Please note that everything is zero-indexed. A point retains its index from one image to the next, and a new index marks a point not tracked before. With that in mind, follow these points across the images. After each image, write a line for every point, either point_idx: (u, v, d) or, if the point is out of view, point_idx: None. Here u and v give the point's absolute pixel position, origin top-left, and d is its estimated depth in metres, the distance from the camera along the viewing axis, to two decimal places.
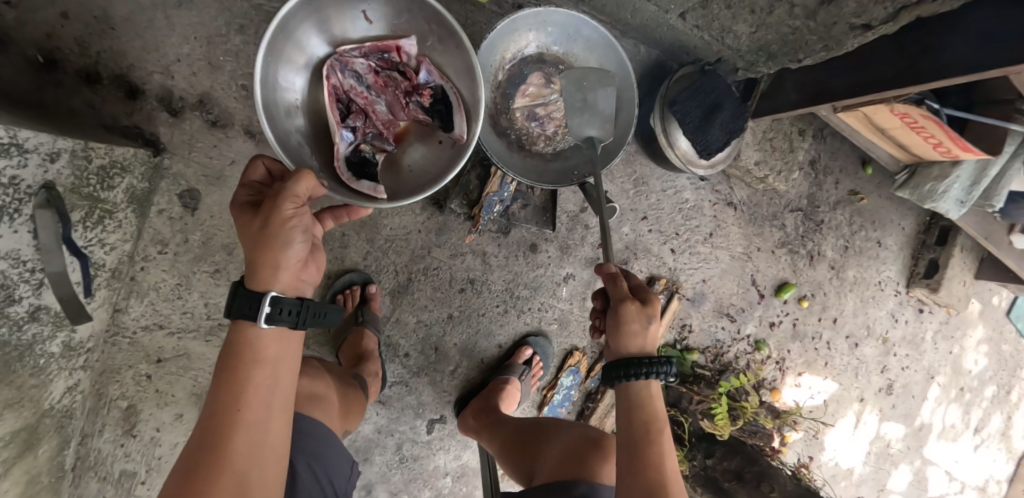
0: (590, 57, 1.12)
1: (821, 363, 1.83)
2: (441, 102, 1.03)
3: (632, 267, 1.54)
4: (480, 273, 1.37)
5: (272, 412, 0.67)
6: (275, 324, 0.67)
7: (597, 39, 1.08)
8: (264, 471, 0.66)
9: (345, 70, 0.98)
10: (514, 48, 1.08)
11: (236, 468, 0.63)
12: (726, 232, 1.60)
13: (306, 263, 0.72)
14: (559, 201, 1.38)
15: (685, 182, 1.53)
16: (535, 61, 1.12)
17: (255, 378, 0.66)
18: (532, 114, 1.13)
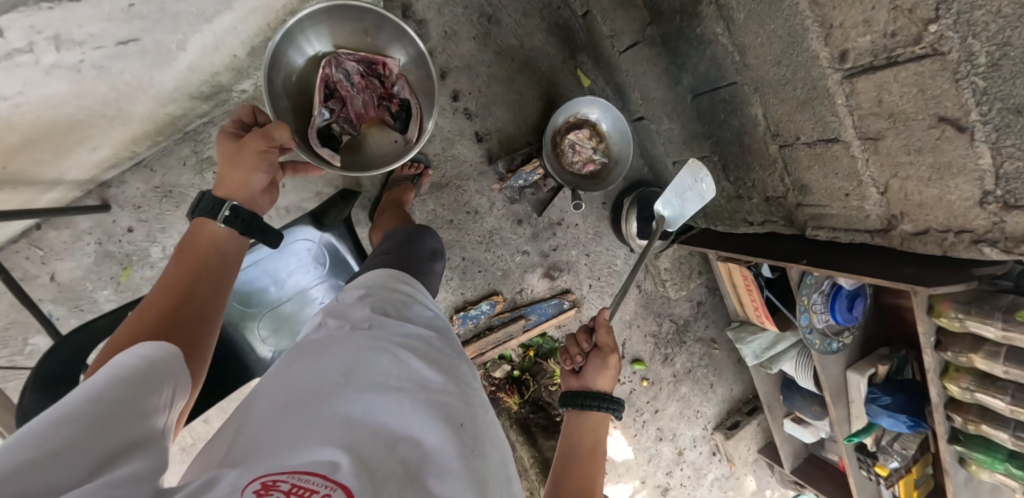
0: (616, 138, 1.94)
1: (631, 431, 2.52)
2: (402, 109, 1.80)
3: (563, 276, 2.27)
4: (484, 210, 2.11)
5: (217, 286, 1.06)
6: (227, 224, 1.10)
7: (622, 131, 1.93)
8: (210, 317, 1.02)
9: (338, 68, 1.69)
10: (582, 110, 1.92)
11: (192, 304, 1.00)
12: (627, 300, 2.38)
13: (263, 193, 1.23)
14: (551, 206, 2.18)
15: (622, 253, 2.33)
16: (590, 121, 1.94)
17: (211, 263, 1.07)
18: (571, 146, 1.93)
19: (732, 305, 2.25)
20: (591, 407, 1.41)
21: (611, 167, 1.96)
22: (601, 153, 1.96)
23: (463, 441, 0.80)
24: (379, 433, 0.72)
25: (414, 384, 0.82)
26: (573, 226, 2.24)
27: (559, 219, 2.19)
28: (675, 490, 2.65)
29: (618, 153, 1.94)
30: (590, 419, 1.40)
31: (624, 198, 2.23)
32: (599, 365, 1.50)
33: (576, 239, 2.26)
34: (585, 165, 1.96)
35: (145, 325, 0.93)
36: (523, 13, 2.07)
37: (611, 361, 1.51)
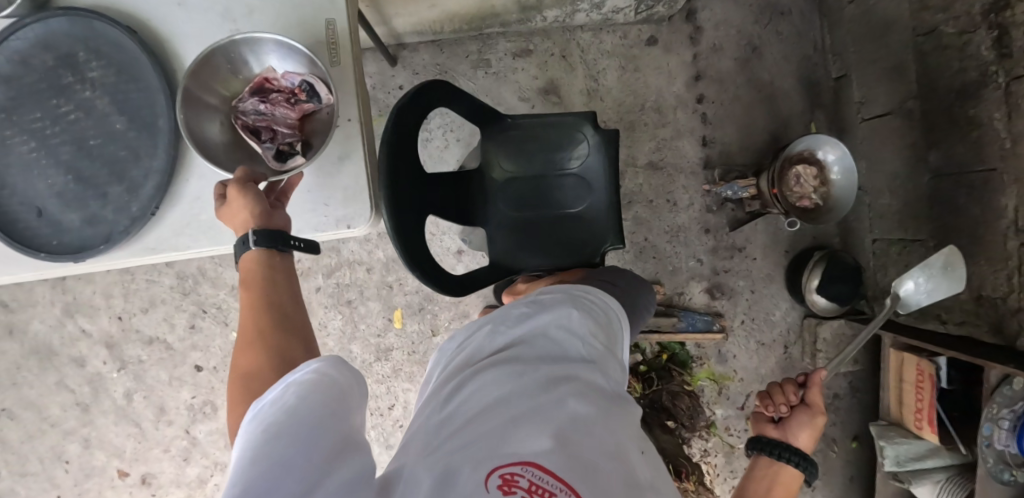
0: (840, 182, 1.98)
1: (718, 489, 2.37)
2: (310, 96, 1.13)
3: (721, 300, 2.28)
4: (680, 205, 2.22)
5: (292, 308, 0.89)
6: (261, 245, 0.91)
7: (850, 180, 1.96)
8: (304, 333, 0.87)
9: (247, 107, 1.13)
10: (820, 146, 1.99)
11: (285, 338, 0.84)
12: (770, 354, 2.30)
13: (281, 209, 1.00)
14: (737, 230, 2.24)
15: (783, 306, 2.30)
16: (824, 160, 2.00)
17: (248, 305, 0.87)
18: (796, 178, 2.01)
19: (886, 402, 2.12)
20: (779, 459, 1.05)
21: (828, 209, 2.00)
22: (821, 194, 2.01)
23: (649, 478, 0.70)
24: (585, 435, 0.66)
25: (597, 396, 0.74)
26: (750, 258, 2.27)
27: (742, 245, 2.24)
28: None
29: (839, 197, 1.99)
30: (783, 469, 1.04)
31: (815, 252, 2.21)
32: (799, 421, 1.14)
33: (746, 269, 2.28)
34: (804, 202, 2.02)
35: (263, 376, 0.77)
36: (784, 59, 2.26)
37: (815, 424, 1.14)
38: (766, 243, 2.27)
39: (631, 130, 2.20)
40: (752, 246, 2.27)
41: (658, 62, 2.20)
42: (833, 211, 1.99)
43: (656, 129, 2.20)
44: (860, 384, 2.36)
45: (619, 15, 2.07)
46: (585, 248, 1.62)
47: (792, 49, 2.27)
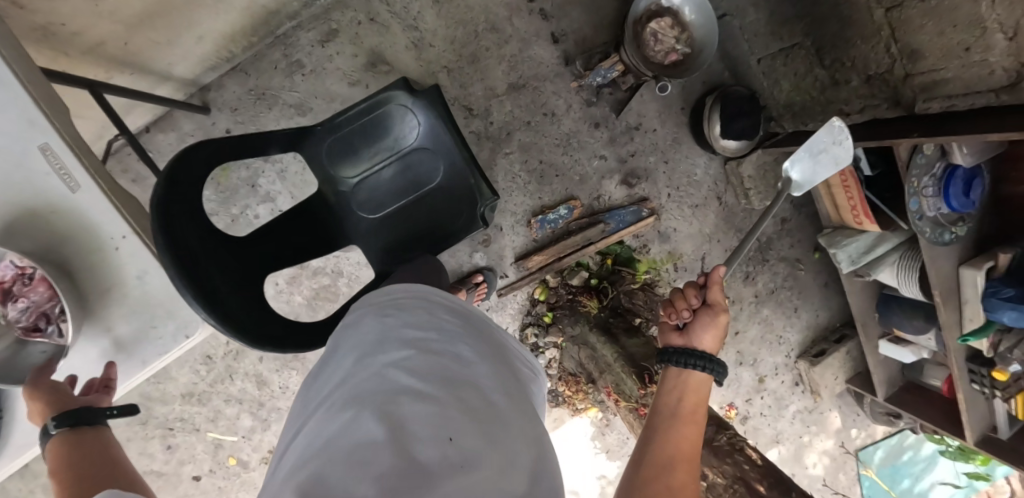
0: (698, 23, 1.86)
1: None
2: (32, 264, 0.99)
3: (639, 185, 2.22)
4: (560, 113, 2.09)
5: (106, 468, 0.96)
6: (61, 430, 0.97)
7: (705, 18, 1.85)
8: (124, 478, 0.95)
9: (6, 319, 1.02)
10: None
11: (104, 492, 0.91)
12: (706, 212, 2.29)
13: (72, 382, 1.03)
14: (625, 110, 2.14)
15: (701, 163, 2.25)
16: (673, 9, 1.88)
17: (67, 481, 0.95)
18: (653, 33, 1.87)
19: (826, 209, 2.12)
20: (687, 367, 1.09)
21: (693, 55, 1.88)
22: (684, 42, 1.88)
23: (459, 454, 0.69)
24: (358, 454, 0.65)
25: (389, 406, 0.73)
26: (650, 132, 2.19)
27: (636, 124, 2.14)
28: (754, 419, 2.53)
29: (703, 38, 1.87)
30: (691, 377, 1.08)
31: (707, 99, 2.12)
32: (701, 324, 1.20)
33: (651, 144, 2.20)
34: (669, 55, 1.88)
35: None
36: None
37: (717, 324, 1.20)
38: (659, 110, 2.18)
39: (478, 61, 2.02)
40: (647, 120, 2.17)
41: None
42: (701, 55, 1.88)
43: (500, 48, 2.02)
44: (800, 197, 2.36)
45: None
46: (461, 214, 1.54)
47: None
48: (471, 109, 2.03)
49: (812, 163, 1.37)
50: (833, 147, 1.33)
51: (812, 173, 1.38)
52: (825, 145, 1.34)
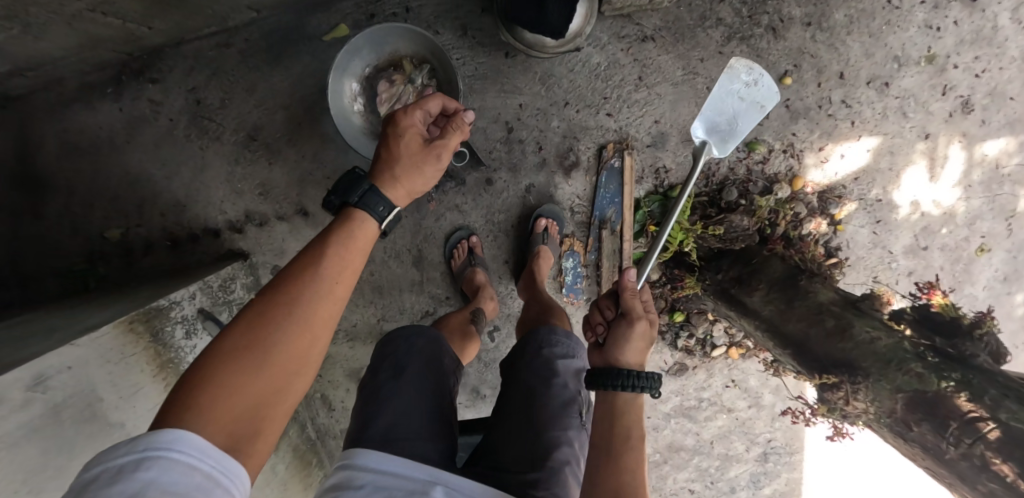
0: (398, 37, 1.33)
1: (849, 126, 1.70)
2: None
3: (581, 148, 1.71)
4: (463, 220, 1.74)
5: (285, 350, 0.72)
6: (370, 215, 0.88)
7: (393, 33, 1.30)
8: (289, 356, 0.72)
9: None
10: (349, 91, 1.36)
11: (264, 351, 0.71)
12: (655, 66, 1.66)
13: (417, 174, 0.97)
14: (486, 137, 1.69)
15: (588, 50, 1.64)
16: (374, 73, 1.38)
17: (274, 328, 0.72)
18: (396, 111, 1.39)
19: None
20: (620, 385, 0.98)
21: (435, 61, 1.35)
22: (414, 68, 1.38)
23: None
24: None
25: None
26: (523, 112, 1.68)
27: (505, 132, 1.67)
28: (982, 87, 1.67)
29: (418, 44, 1.35)
30: (630, 398, 0.98)
31: (503, 36, 1.58)
32: (623, 339, 1.07)
33: (538, 113, 1.68)
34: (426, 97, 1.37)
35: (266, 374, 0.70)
36: (251, 95, 1.72)
37: (645, 331, 1.08)
38: (499, 90, 1.66)
39: (383, 285, 1.80)
40: (508, 111, 1.68)
41: None
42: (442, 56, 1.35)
43: (374, 259, 1.79)
44: None
45: None
46: None
47: (237, 84, 1.72)
48: (428, 313, 1.83)
49: (733, 112, 1.44)
50: (741, 93, 1.44)
51: (741, 114, 1.44)
52: (739, 89, 1.44)
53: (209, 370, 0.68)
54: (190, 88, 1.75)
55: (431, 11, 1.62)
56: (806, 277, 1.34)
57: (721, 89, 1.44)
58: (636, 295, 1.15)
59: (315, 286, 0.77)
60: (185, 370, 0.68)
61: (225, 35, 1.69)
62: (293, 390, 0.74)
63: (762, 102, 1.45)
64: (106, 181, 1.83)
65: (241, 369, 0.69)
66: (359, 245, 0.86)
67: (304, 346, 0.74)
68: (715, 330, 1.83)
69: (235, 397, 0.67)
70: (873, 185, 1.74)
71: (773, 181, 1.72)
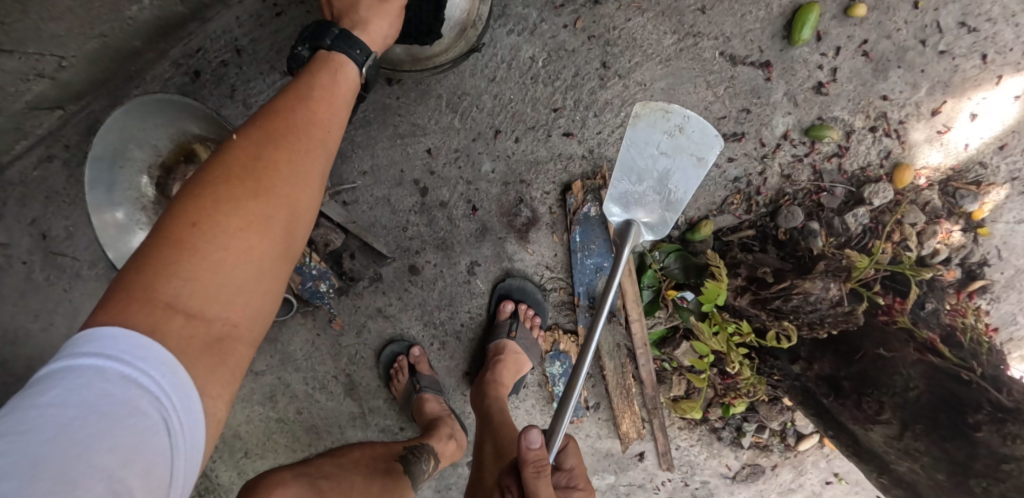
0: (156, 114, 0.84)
1: (980, 58, 0.96)
2: None
3: (536, 195, 1.10)
4: (393, 328, 1.22)
5: (292, 206, 0.60)
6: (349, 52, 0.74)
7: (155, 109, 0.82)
8: (299, 198, 0.61)
9: None
10: (129, 212, 0.88)
11: (272, 199, 0.58)
12: (625, 38, 1.02)
13: (385, 18, 0.78)
14: (395, 209, 1.14)
15: (512, 44, 1.04)
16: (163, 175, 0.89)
17: (276, 179, 0.59)
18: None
19: None
20: None
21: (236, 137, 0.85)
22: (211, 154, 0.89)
23: None
24: None
25: None
26: (437, 161, 1.11)
27: (418, 198, 1.11)
28: None
29: (200, 116, 0.86)
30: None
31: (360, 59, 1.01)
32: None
33: (458, 156, 1.10)
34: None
35: (259, 224, 0.56)
36: None
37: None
38: (392, 135, 1.10)
39: (318, 423, 1.34)
40: (414, 165, 1.11)
41: None
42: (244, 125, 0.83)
43: (296, 394, 1.32)
44: None
45: None
46: None
47: (76, 203, 1.30)
48: None
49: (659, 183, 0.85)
50: (661, 149, 0.84)
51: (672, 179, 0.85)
52: (658, 145, 0.83)
53: (194, 230, 0.52)
54: (31, 219, 1.32)
55: (270, 43, 1.14)
56: (988, 421, 0.69)
57: (628, 156, 0.85)
58: (543, 469, 0.66)
59: (318, 126, 0.67)
60: (157, 234, 0.52)
61: (41, 145, 1.25)
62: (298, 243, 0.61)
63: (700, 153, 0.83)
64: None
65: (233, 227, 0.54)
66: (344, 94, 0.72)
67: (297, 209, 0.60)
68: (797, 417, 1.20)
69: (234, 255, 0.53)
70: None
71: (861, 182, 1.04)
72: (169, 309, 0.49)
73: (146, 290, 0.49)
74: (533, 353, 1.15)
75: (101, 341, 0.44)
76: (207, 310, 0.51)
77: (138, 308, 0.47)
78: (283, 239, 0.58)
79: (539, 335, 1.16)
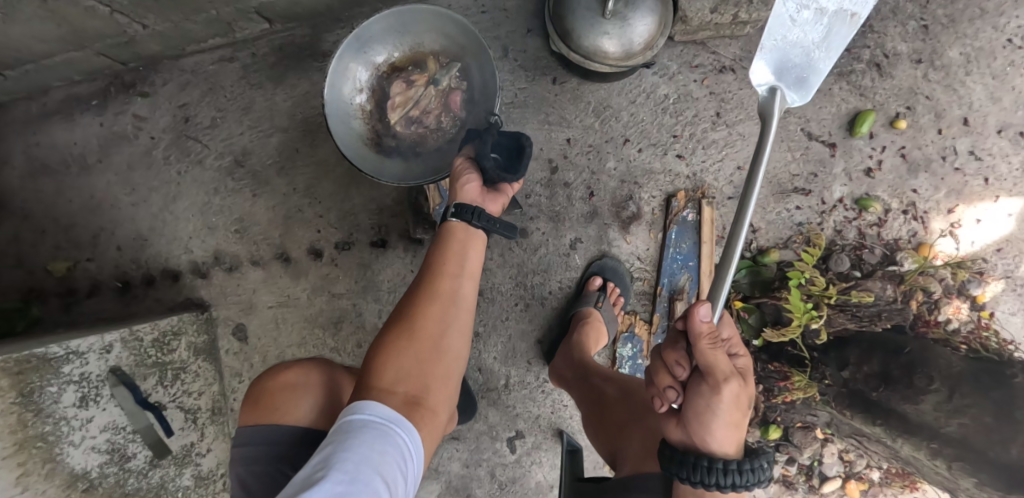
0: (433, 25, 1.06)
1: (982, 182, 1.30)
2: None
3: (643, 198, 1.33)
4: (484, 282, 1.34)
5: (463, 310, 0.83)
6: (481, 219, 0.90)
7: (428, 16, 1.04)
8: (436, 322, 0.79)
9: None
10: (354, 86, 1.07)
11: (419, 323, 0.78)
12: (735, 101, 1.32)
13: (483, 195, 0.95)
14: (525, 178, 1.34)
15: (653, 79, 1.33)
16: (391, 69, 1.10)
17: (425, 305, 0.80)
18: (413, 117, 1.10)
19: None
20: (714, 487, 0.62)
21: (468, 62, 1.08)
22: (447, 69, 1.09)
23: None
24: None
25: None
26: (570, 148, 1.33)
27: (548, 171, 1.31)
28: None
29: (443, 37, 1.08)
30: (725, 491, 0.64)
31: (553, 45, 1.23)
32: (707, 417, 0.61)
33: (590, 151, 1.33)
34: (455, 107, 1.11)
35: (434, 322, 0.79)
36: (247, 114, 1.43)
37: (740, 400, 0.61)
38: (542, 120, 1.34)
39: None
40: (550, 146, 1.34)
41: (269, 318, 1.42)
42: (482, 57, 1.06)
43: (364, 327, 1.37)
44: None
45: (192, 405, 1.32)
46: None
47: (235, 101, 1.44)
48: None
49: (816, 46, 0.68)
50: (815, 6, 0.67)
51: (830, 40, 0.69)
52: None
53: (394, 345, 0.75)
54: (182, 103, 1.46)
55: None
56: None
57: (781, 14, 0.68)
58: (718, 341, 0.62)
59: (440, 299, 0.81)
60: (379, 342, 0.76)
61: (229, 48, 1.44)
62: (442, 341, 0.78)
63: (850, 8, 0.69)
64: (63, 206, 1.48)
65: (396, 353, 0.74)
66: (461, 249, 0.88)
67: (437, 327, 0.79)
68: (826, 454, 1.29)
69: (417, 353, 0.75)
70: (1022, 259, 1.29)
71: (894, 250, 1.30)
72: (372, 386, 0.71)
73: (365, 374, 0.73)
74: (611, 327, 1.27)
75: (349, 404, 0.68)
76: (396, 387, 0.71)
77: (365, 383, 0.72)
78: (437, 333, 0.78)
79: (619, 316, 1.29)
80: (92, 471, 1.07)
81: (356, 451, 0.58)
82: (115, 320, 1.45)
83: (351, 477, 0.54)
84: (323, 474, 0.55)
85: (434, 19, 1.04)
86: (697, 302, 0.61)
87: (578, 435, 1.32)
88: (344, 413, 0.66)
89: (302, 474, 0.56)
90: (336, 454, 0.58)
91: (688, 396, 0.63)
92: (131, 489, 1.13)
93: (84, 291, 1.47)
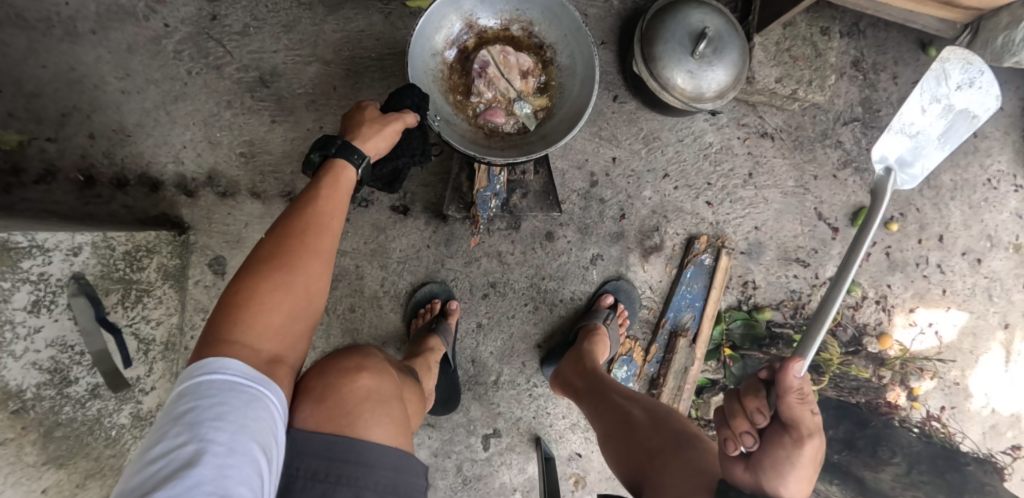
0: (572, 87, 1.09)
1: (939, 292, 1.49)
2: None
3: (667, 233, 1.38)
4: (500, 275, 1.32)
5: (322, 274, 0.73)
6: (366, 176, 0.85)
7: (584, 56, 1.06)
8: (306, 275, 0.70)
9: None
10: (476, 17, 1.09)
11: (287, 270, 0.69)
12: (768, 166, 1.41)
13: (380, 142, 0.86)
14: (563, 183, 1.34)
15: (703, 124, 1.38)
16: (524, 40, 1.12)
17: (314, 247, 0.72)
18: (478, 68, 1.08)
19: (925, 24, 1.28)
20: None
21: (558, 121, 1.09)
22: (533, 115, 1.11)
23: None
24: None
25: None
26: (613, 167, 1.35)
27: (589, 183, 1.32)
28: None
29: (582, 85, 1.08)
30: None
31: (634, 67, 1.24)
32: (784, 467, 0.66)
33: (631, 176, 1.36)
34: (488, 118, 1.10)
35: (290, 276, 0.68)
36: (287, 33, 1.30)
37: (817, 455, 0.66)
38: (594, 133, 1.35)
39: (360, 328, 1.30)
40: (594, 159, 1.35)
41: None
42: (563, 125, 1.08)
43: (362, 292, 1.28)
44: (848, 26, 1.42)
45: (149, 335, 1.17)
46: None
47: (276, 15, 1.30)
48: None
49: (930, 132, 1.00)
50: (943, 101, 1.01)
51: (943, 131, 1.01)
52: (948, 94, 1.01)
53: (241, 297, 0.65)
54: None
55: None
56: None
57: (923, 99, 1.01)
58: (804, 397, 0.65)
59: (312, 256, 0.71)
60: (222, 304, 0.65)
61: None
62: (317, 297, 0.72)
63: (975, 110, 1.02)
64: (32, 70, 1.25)
65: (274, 303, 0.66)
66: (343, 198, 0.79)
67: (309, 282, 0.70)
68: None
69: (275, 306, 0.66)
70: (954, 365, 1.48)
71: (858, 333, 1.46)
72: (234, 339, 0.62)
73: (234, 313, 0.64)
74: (614, 347, 1.30)
75: (206, 360, 0.58)
76: (263, 343, 0.64)
77: (227, 332, 0.62)
78: (307, 286, 0.70)
79: (621, 337, 1.33)
80: (27, 391, 0.89)
81: (222, 417, 0.52)
82: (67, 216, 1.24)
83: (228, 449, 0.50)
84: (194, 447, 0.49)
85: (584, 61, 1.06)
86: (790, 358, 0.65)
87: (553, 444, 1.34)
88: (188, 373, 0.57)
89: (162, 451, 0.49)
90: (203, 420, 0.51)
91: (765, 443, 0.68)
92: (64, 418, 0.95)
93: (33, 174, 1.25)
